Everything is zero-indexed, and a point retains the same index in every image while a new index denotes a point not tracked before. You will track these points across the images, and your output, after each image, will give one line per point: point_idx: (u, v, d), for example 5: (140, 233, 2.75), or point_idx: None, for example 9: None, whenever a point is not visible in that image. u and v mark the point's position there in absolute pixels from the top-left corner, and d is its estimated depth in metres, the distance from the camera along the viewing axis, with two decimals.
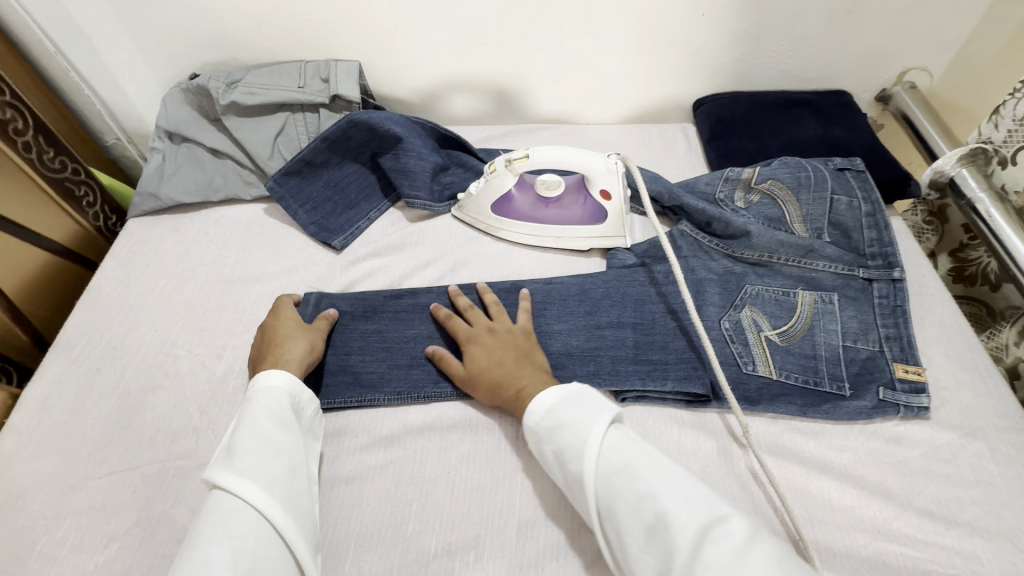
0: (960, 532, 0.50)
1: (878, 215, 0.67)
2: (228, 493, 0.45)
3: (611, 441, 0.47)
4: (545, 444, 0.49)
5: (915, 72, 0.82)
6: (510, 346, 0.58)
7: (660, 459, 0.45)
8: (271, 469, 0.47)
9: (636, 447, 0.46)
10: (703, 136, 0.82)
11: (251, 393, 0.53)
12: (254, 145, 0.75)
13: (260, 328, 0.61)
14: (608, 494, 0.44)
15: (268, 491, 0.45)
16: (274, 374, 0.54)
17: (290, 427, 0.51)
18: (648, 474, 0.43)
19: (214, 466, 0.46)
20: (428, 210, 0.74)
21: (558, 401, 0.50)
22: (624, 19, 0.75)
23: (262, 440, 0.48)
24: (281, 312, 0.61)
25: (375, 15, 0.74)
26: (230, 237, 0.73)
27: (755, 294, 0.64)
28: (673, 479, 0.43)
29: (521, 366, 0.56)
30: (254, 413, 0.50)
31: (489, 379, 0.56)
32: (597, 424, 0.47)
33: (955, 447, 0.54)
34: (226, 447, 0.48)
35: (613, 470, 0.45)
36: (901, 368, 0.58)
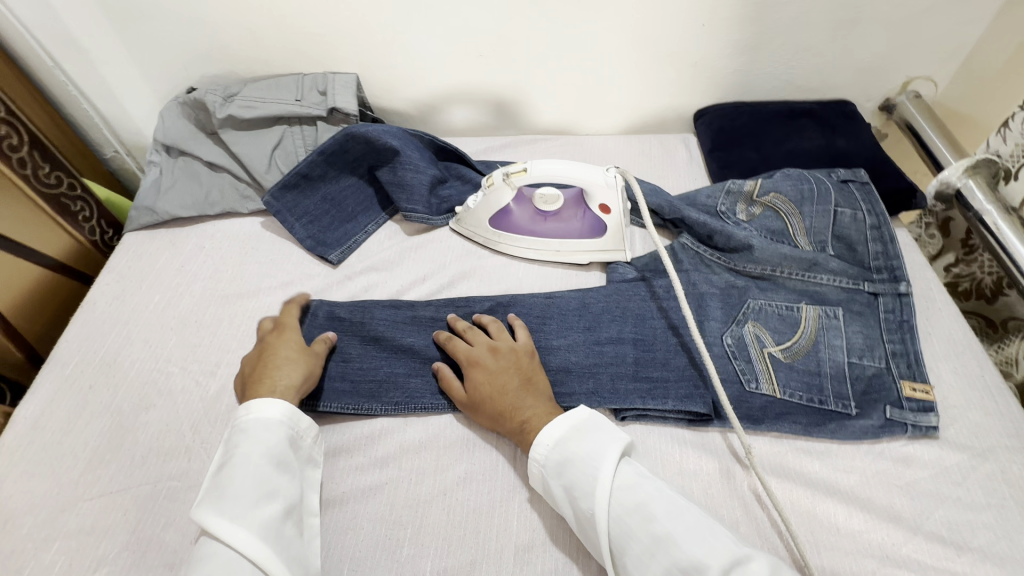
0: (971, 558, 0.48)
1: (883, 228, 0.66)
2: (221, 542, 0.44)
3: (623, 477, 0.47)
4: (552, 479, 0.49)
5: (920, 81, 0.81)
6: (513, 369, 0.57)
7: (674, 497, 0.45)
8: (265, 513, 0.46)
9: (647, 483, 0.46)
10: (705, 147, 0.81)
11: (243, 422, 0.51)
12: (250, 158, 0.75)
13: (259, 343, 0.60)
14: (622, 535, 0.45)
15: (262, 538, 0.45)
16: (268, 404, 0.52)
17: (286, 465, 0.50)
18: (662, 514, 0.44)
19: (203, 505, 0.46)
20: (426, 223, 0.74)
21: (566, 433, 0.50)
22: (625, 30, 0.74)
23: (256, 482, 0.47)
24: (287, 330, 0.60)
25: (374, 28, 0.74)
26: (227, 252, 0.72)
27: (758, 309, 0.63)
28: (689, 519, 0.44)
29: (525, 394, 0.55)
30: (248, 450, 0.49)
31: (492, 408, 0.55)
32: (607, 461, 0.47)
33: (965, 468, 0.53)
34: (216, 485, 0.47)
35: (625, 509, 0.45)
36: (909, 386, 0.57)
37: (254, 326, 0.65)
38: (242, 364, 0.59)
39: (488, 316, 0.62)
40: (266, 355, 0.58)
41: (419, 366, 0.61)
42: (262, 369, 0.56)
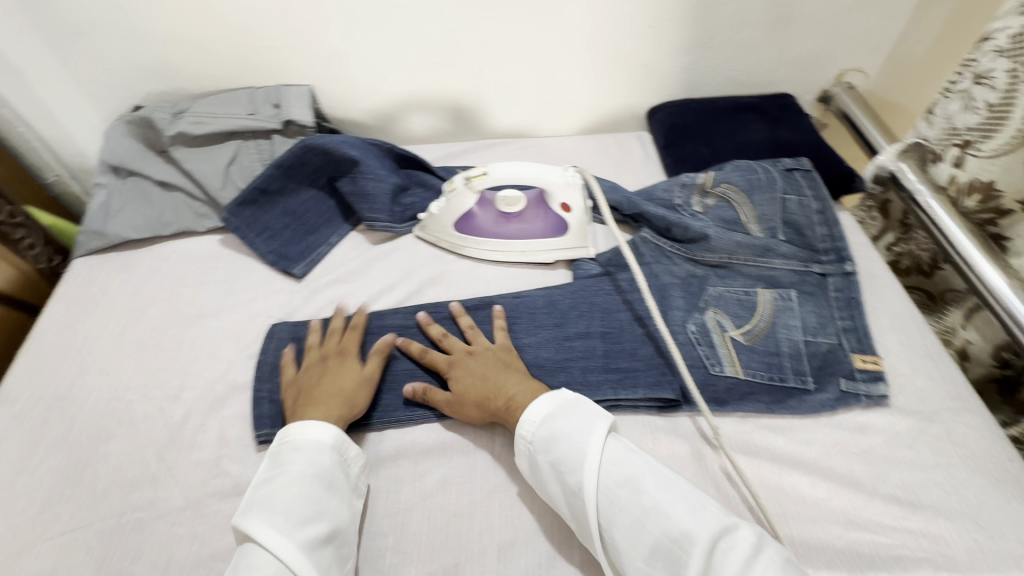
0: (926, 515, 0.51)
1: (828, 212, 0.70)
2: (266, 551, 0.43)
3: (611, 451, 0.48)
4: (537, 454, 0.50)
5: (852, 73, 0.86)
6: (491, 362, 0.58)
7: (662, 472, 0.47)
8: (309, 532, 0.45)
9: (635, 458, 0.48)
10: (659, 143, 0.84)
11: (298, 443, 0.51)
12: (205, 175, 0.73)
13: (322, 363, 0.59)
14: (611, 507, 0.46)
15: (305, 559, 0.44)
16: (323, 428, 0.52)
17: (336, 489, 0.49)
18: (652, 488, 0.45)
19: (249, 516, 0.45)
20: (390, 231, 0.74)
21: (553, 409, 0.51)
22: (574, 32, 0.76)
23: (301, 502, 0.46)
24: (352, 356, 0.59)
25: (323, 39, 0.74)
26: (186, 272, 0.71)
27: (717, 296, 0.66)
28: (677, 492, 0.45)
29: (506, 375, 0.57)
30: (301, 469, 0.49)
31: (476, 393, 0.56)
32: (595, 437, 0.48)
33: (915, 432, 0.57)
34: (261, 499, 0.47)
35: (615, 482, 0.46)
36: (860, 358, 0.61)
37: (217, 346, 0.64)
38: (301, 375, 0.58)
39: (461, 308, 0.64)
40: (327, 380, 0.57)
41: (391, 373, 0.61)
42: (319, 396, 0.55)
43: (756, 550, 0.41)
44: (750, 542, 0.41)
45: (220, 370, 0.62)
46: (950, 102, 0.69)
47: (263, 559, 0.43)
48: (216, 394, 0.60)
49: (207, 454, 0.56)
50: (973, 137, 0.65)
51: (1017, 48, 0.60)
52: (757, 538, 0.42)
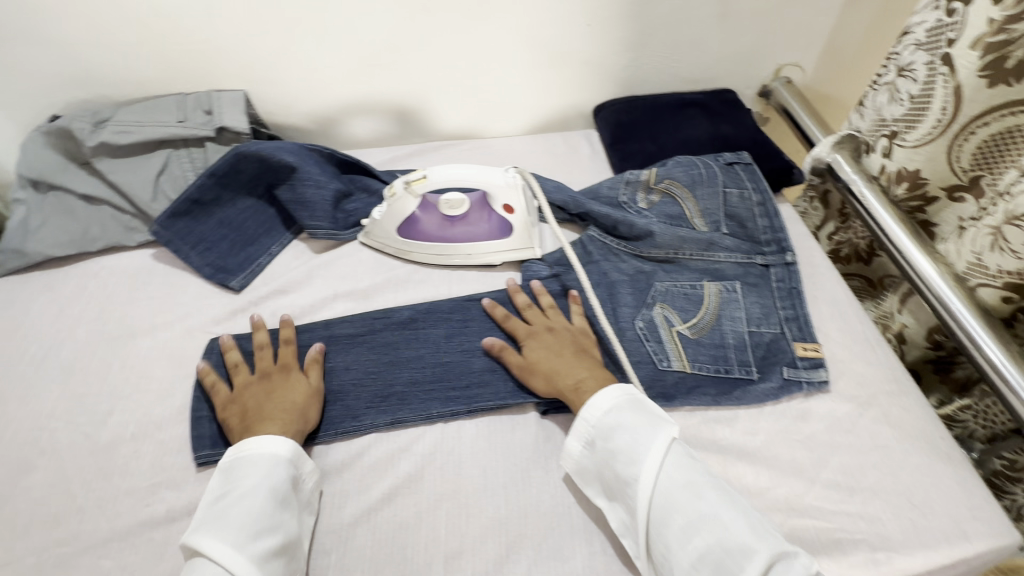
0: (864, 497, 0.53)
1: (768, 204, 0.71)
2: (217, 565, 0.42)
3: (675, 457, 0.48)
4: (595, 442, 0.51)
5: (789, 68, 0.88)
6: (567, 341, 0.59)
7: (723, 485, 0.47)
8: (260, 545, 0.44)
9: (697, 468, 0.47)
10: (605, 141, 0.84)
11: (250, 456, 0.49)
12: (133, 187, 0.69)
13: (264, 379, 0.56)
14: (666, 507, 0.45)
15: (254, 573, 0.42)
16: (274, 440, 0.50)
17: (289, 504, 0.48)
18: (712, 497, 0.45)
19: (199, 531, 0.44)
20: (334, 239, 0.72)
21: (618, 404, 0.51)
22: (515, 32, 0.76)
23: (253, 515, 0.45)
24: (292, 368, 0.58)
25: (256, 42, 0.71)
26: (115, 290, 0.67)
27: (664, 292, 0.66)
28: (738, 507, 0.45)
29: (578, 359, 0.57)
30: (254, 483, 0.47)
31: (543, 368, 0.57)
32: (662, 438, 0.48)
33: (854, 416, 0.58)
34: (212, 513, 0.46)
35: (674, 484, 0.46)
36: (801, 346, 0.62)
37: (148, 366, 0.61)
38: (241, 396, 0.55)
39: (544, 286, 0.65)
40: (275, 394, 0.55)
41: (335, 384, 0.59)
42: (269, 410, 0.53)
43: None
44: (809, 568, 0.41)
45: (151, 391, 0.59)
46: (879, 94, 0.71)
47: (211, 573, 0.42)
48: (147, 417, 0.57)
49: (138, 481, 0.53)
50: (899, 128, 0.67)
51: (933, 41, 0.62)
52: (813, 567, 0.42)
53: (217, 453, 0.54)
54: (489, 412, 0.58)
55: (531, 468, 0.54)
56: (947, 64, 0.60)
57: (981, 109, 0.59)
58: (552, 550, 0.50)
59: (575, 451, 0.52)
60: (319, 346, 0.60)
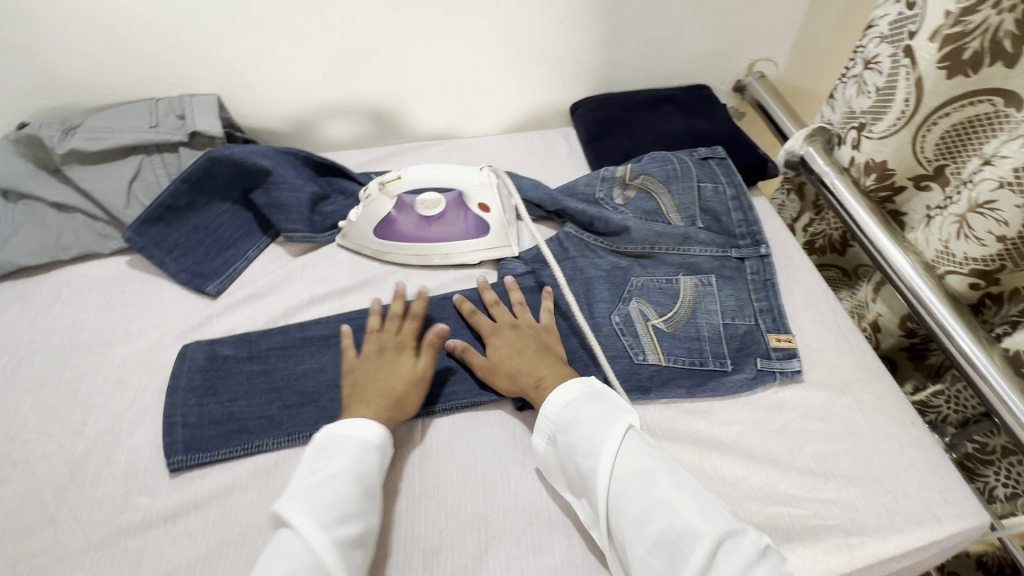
0: (837, 484, 0.54)
1: (742, 198, 0.72)
2: (298, 538, 0.44)
3: (630, 445, 0.48)
4: (556, 436, 0.51)
5: (762, 63, 0.89)
6: (531, 340, 0.59)
7: (680, 472, 0.47)
8: (344, 529, 0.45)
9: (653, 455, 0.48)
10: (582, 138, 0.85)
11: (344, 439, 0.51)
12: (106, 194, 0.69)
13: (375, 356, 0.58)
14: (622, 495, 0.46)
15: (334, 556, 0.43)
16: (365, 425, 0.52)
17: (373, 492, 0.49)
18: (666, 483, 0.45)
19: (291, 501, 0.46)
20: (311, 242, 0.71)
21: (578, 397, 0.52)
22: (488, 32, 0.76)
23: (342, 496, 0.46)
24: (404, 347, 0.59)
25: (227, 46, 0.71)
26: (88, 298, 0.66)
27: (641, 286, 0.66)
28: (690, 491, 0.45)
29: (541, 358, 0.57)
30: (344, 465, 0.49)
31: (507, 367, 0.57)
32: (617, 427, 0.48)
33: (827, 405, 0.59)
34: (303, 487, 0.47)
35: (630, 473, 0.46)
36: (775, 337, 0.63)
37: (123, 374, 0.60)
38: (353, 370, 0.57)
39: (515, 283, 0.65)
40: (382, 374, 0.56)
41: (313, 386, 0.59)
42: (367, 391, 0.55)
43: (760, 557, 0.41)
44: (758, 545, 0.42)
45: (126, 399, 0.58)
46: (847, 87, 0.73)
47: (294, 547, 0.43)
48: (123, 425, 0.57)
49: (114, 489, 0.53)
50: (867, 120, 0.68)
51: (896, 34, 0.63)
52: (764, 544, 0.42)
53: (193, 458, 0.54)
54: (467, 410, 0.58)
55: (508, 464, 0.55)
56: (909, 56, 0.61)
57: (942, 100, 0.60)
58: (530, 545, 0.50)
59: (541, 447, 0.52)
60: (437, 326, 0.59)
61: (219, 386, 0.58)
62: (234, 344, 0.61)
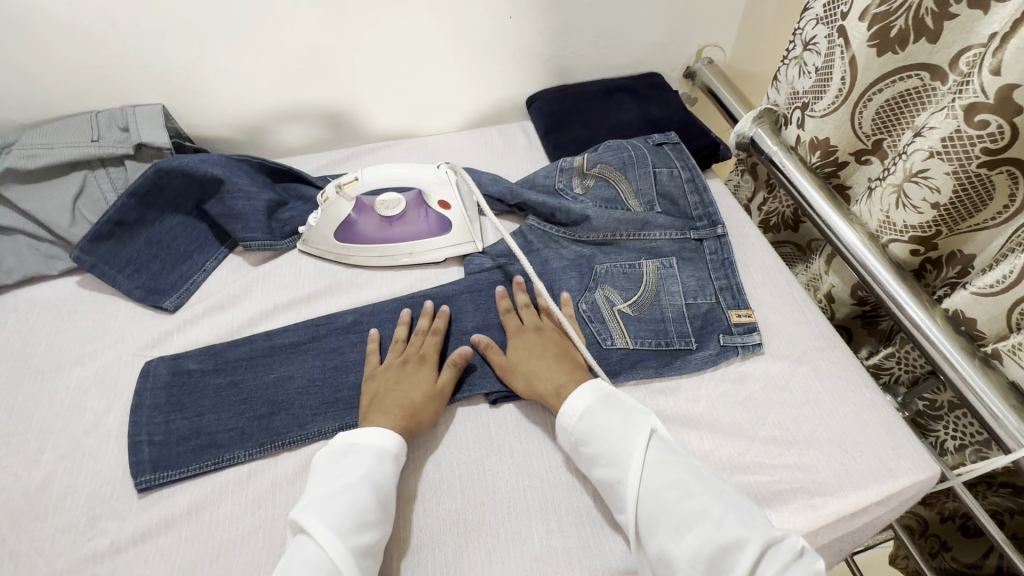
0: (800, 449, 0.56)
1: (697, 180, 0.74)
2: (314, 546, 0.44)
3: (654, 451, 0.49)
4: (579, 446, 0.52)
5: (710, 49, 0.92)
6: (552, 344, 0.60)
7: (709, 476, 0.48)
8: (359, 539, 0.45)
9: (680, 461, 0.48)
10: (540, 131, 0.86)
11: (362, 448, 0.51)
12: (49, 213, 0.66)
13: (397, 369, 0.58)
14: (656, 507, 0.46)
15: (350, 566, 0.43)
16: (381, 434, 0.52)
17: (388, 500, 0.49)
18: (700, 492, 0.45)
19: (308, 511, 0.46)
20: (270, 249, 0.70)
21: (594, 404, 0.53)
22: (440, 29, 0.76)
23: (359, 505, 0.46)
24: (428, 360, 0.59)
25: (169, 53, 0.69)
26: (37, 322, 0.64)
27: (605, 273, 0.68)
28: (729, 499, 0.45)
29: (562, 364, 0.58)
30: (360, 473, 0.49)
31: (525, 371, 0.58)
32: (639, 432, 0.50)
33: (787, 373, 0.61)
34: (320, 495, 0.47)
35: (660, 483, 0.47)
36: (735, 313, 0.65)
37: (78, 397, 0.58)
38: (373, 381, 0.57)
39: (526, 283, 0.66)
40: (400, 386, 0.56)
41: (282, 395, 0.58)
42: (387, 404, 0.55)
43: (799, 558, 0.42)
44: (796, 548, 0.42)
45: (85, 423, 0.56)
46: (789, 69, 0.76)
47: (310, 556, 0.43)
48: (82, 449, 0.55)
49: (77, 516, 0.51)
50: (809, 99, 0.71)
51: (830, 16, 0.66)
52: (800, 545, 0.42)
53: (161, 477, 0.53)
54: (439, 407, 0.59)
55: (483, 455, 0.56)
56: (842, 36, 0.63)
57: (875, 77, 0.63)
58: (511, 534, 0.51)
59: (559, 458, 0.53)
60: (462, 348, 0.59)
61: (185, 401, 0.57)
62: (199, 359, 0.60)
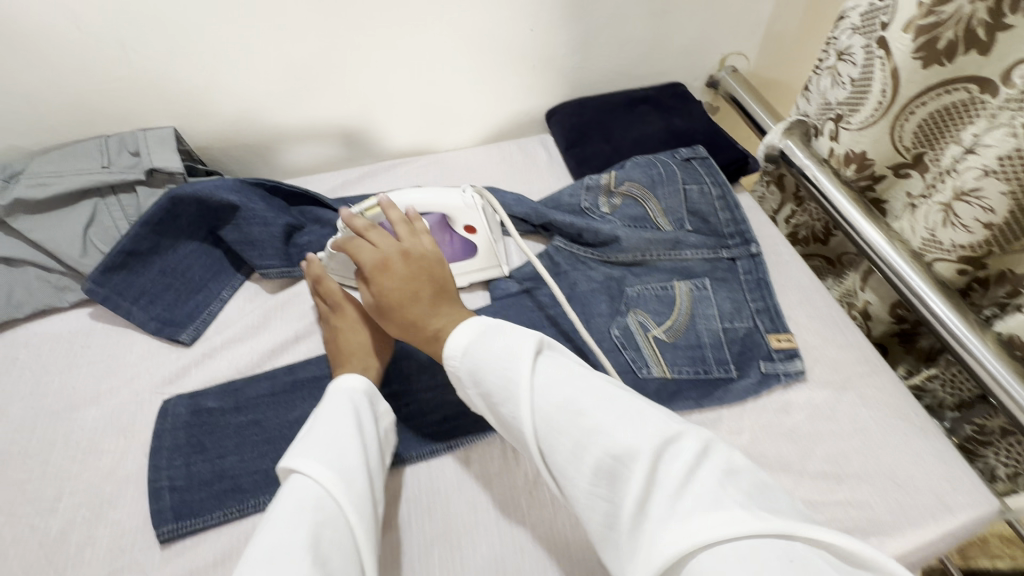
0: (851, 484, 0.54)
1: (728, 197, 0.71)
2: (309, 476, 0.41)
3: (546, 371, 0.42)
4: (470, 386, 0.45)
5: (733, 57, 0.89)
6: (421, 275, 0.52)
7: (603, 390, 0.40)
8: (352, 461, 0.43)
9: (571, 378, 0.41)
10: (561, 145, 0.83)
11: (329, 393, 0.50)
12: (58, 243, 0.63)
13: (328, 330, 0.60)
14: (551, 435, 0.39)
15: (349, 486, 0.41)
16: (346, 379, 0.51)
17: (370, 432, 0.48)
18: (592, 408, 0.38)
19: (292, 454, 0.43)
20: (288, 277, 0.68)
21: (474, 339, 0.46)
22: (459, 41, 0.73)
23: (344, 435, 0.45)
24: (346, 310, 0.60)
25: (181, 75, 0.66)
26: (50, 357, 0.61)
27: (636, 296, 0.66)
28: (619, 408, 0.39)
29: (438, 300, 0.51)
30: (339, 410, 0.47)
31: (394, 314, 0.52)
32: (521, 358, 0.42)
33: (833, 402, 0.59)
34: (302, 438, 0.45)
35: (552, 407, 0.40)
36: (775, 338, 0.62)
37: (95, 439, 0.56)
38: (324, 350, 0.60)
39: (391, 200, 0.58)
40: (342, 342, 0.58)
41: None
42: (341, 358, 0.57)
43: (699, 457, 0.36)
44: (695, 448, 0.36)
45: (102, 467, 0.54)
46: (822, 79, 0.73)
47: (308, 486, 0.40)
48: (101, 497, 0.52)
49: (96, 571, 0.49)
50: (843, 111, 0.69)
51: (868, 26, 0.63)
52: (701, 444, 0.37)
53: (183, 526, 0.50)
54: (473, 442, 0.57)
55: (520, 493, 0.54)
56: (883, 47, 0.61)
57: (918, 90, 0.60)
58: None
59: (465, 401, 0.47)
60: None
61: (206, 442, 0.55)
62: (219, 397, 0.58)
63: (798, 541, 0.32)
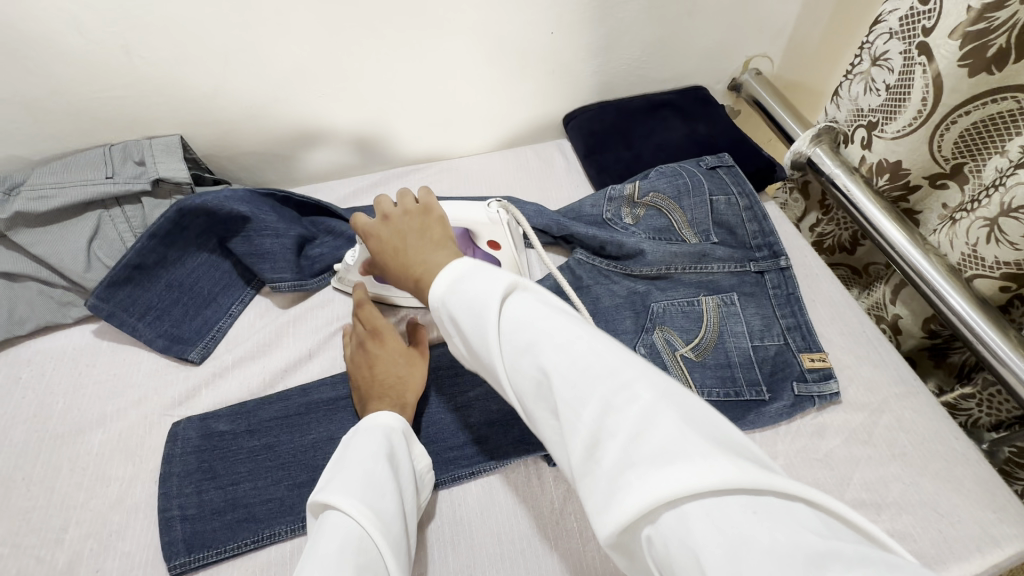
0: (891, 514, 0.51)
1: (755, 207, 0.69)
2: (347, 517, 0.39)
3: (512, 308, 0.35)
4: (454, 334, 0.38)
5: (758, 59, 0.86)
6: (405, 232, 0.48)
7: (564, 326, 0.33)
8: (388, 505, 0.41)
9: (529, 314, 0.34)
10: (579, 152, 0.80)
11: (358, 426, 0.48)
12: (61, 258, 0.61)
13: (363, 358, 0.56)
14: (515, 378, 0.34)
15: (386, 532, 0.39)
16: (380, 415, 0.49)
17: (403, 472, 0.46)
18: (549, 349, 0.32)
19: (328, 489, 0.41)
20: (299, 292, 0.65)
21: (448, 285, 0.38)
22: (475, 45, 0.70)
23: (381, 476, 0.42)
24: (386, 337, 0.57)
25: (187, 82, 0.64)
26: (54, 377, 0.59)
27: (662, 312, 0.62)
28: (576, 351, 0.31)
29: (421, 250, 0.45)
30: (373, 446, 0.45)
31: (399, 264, 0.47)
32: (480, 302, 0.35)
33: (869, 426, 0.57)
34: (337, 472, 0.42)
35: (512, 349, 0.33)
36: (808, 358, 0.60)
37: (102, 465, 0.53)
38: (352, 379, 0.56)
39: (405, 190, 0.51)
40: (380, 371, 0.54)
41: (322, 460, 0.53)
42: (378, 389, 0.54)
43: (663, 404, 0.28)
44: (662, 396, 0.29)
45: (110, 495, 0.52)
46: (854, 84, 0.70)
47: (347, 528, 0.38)
48: (111, 526, 0.50)
49: None
50: (879, 119, 0.66)
51: (908, 30, 0.60)
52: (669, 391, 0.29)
53: (195, 559, 0.48)
54: (495, 468, 0.54)
55: (546, 523, 0.51)
56: (925, 53, 0.58)
57: (962, 99, 0.57)
58: None
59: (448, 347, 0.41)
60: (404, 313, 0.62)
61: (218, 468, 0.53)
62: (231, 420, 0.55)
63: (770, 496, 0.26)
